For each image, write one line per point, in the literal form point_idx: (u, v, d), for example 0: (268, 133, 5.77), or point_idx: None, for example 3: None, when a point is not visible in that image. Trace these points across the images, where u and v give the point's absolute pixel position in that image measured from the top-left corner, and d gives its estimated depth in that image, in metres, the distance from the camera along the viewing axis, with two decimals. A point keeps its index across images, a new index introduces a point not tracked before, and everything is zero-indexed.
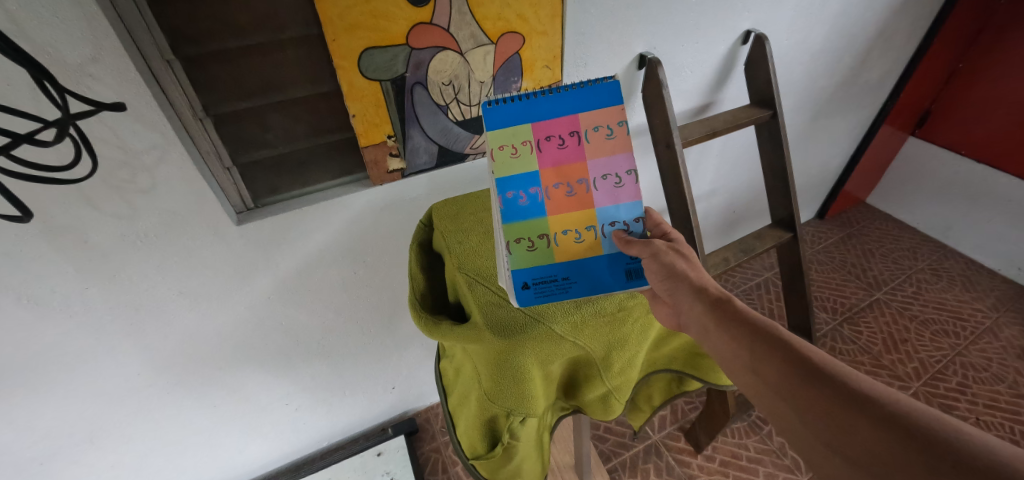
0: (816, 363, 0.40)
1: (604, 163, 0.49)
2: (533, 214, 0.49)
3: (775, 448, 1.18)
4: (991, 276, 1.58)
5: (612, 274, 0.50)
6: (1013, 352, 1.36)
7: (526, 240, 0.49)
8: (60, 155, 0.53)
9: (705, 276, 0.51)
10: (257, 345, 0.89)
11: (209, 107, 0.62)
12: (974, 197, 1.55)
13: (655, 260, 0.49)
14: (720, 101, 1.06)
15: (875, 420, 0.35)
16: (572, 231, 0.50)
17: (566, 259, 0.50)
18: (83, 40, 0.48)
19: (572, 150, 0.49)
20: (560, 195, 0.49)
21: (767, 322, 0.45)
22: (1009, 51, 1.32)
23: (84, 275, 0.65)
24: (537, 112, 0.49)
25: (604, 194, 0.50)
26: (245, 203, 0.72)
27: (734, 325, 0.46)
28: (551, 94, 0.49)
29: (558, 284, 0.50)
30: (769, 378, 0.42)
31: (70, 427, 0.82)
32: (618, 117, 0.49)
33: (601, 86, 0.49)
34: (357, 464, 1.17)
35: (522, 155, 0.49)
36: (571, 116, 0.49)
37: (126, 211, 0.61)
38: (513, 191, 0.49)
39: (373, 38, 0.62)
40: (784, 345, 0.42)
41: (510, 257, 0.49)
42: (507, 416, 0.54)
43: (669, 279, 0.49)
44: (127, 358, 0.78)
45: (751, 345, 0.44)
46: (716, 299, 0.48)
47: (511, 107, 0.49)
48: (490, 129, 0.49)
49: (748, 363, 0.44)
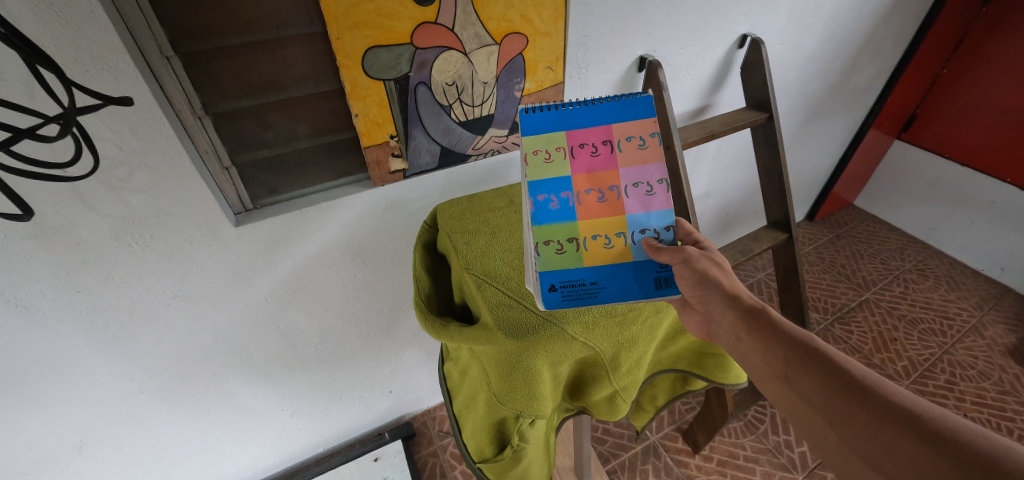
0: (854, 376, 0.41)
1: (636, 171, 0.50)
2: (565, 217, 0.49)
3: (771, 447, 1.19)
4: (974, 276, 1.62)
5: (639, 283, 0.50)
6: (998, 350, 1.40)
7: (555, 242, 0.49)
8: (56, 153, 0.51)
9: (734, 283, 0.51)
10: (254, 349, 0.87)
11: (208, 106, 0.61)
12: (957, 198, 1.60)
13: (688, 268, 0.49)
14: (716, 104, 1.07)
15: (918, 437, 0.36)
16: (602, 237, 0.50)
17: (595, 264, 0.50)
18: (81, 36, 0.47)
19: (605, 158, 0.50)
20: (592, 201, 0.50)
21: (801, 331, 0.46)
22: (991, 56, 1.36)
23: (74, 277, 0.63)
24: (572, 120, 0.50)
25: (636, 201, 0.50)
26: (243, 204, 0.71)
27: (766, 332, 0.46)
28: (586, 105, 0.50)
29: (585, 288, 0.49)
30: (805, 391, 0.42)
31: (60, 435, 0.80)
32: (652, 129, 0.49)
33: (636, 100, 0.50)
34: (354, 469, 1.15)
35: (554, 160, 0.49)
36: (605, 126, 0.50)
37: (121, 212, 0.60)
38: (545, 195, 0.49)
39: (378, 37, 0.61)
40: (821, 357, 0.43)
41: (538, 258, 0.49)
42: (517, 418, 0.54)
43: (703, 285, 0.50)
44: (118, 365, 0.75)
45: (783, 352, 0.45)
46: (748, 306, 0.49)
47: (546, 115, 0.49)
48: (525, 134, 0.49)
49: (782, 373, 0.44)
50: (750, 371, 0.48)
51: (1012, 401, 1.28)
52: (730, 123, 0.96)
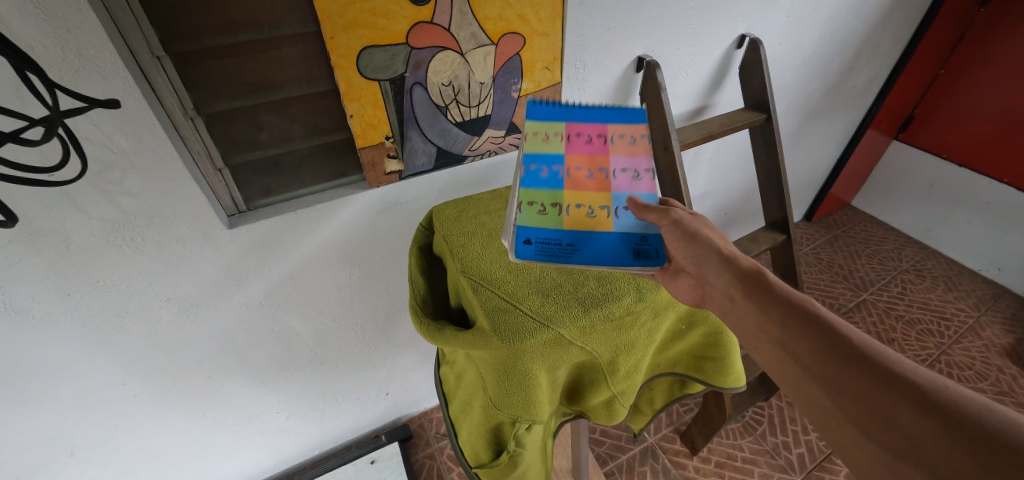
0: (853, 344, 0.41)
1: (625, 160, 0.54)
2: (552, 186, 0.52)
3: (769, 449, 1.19)
4: (972, 276, 1.62)
5: (618, 249, 0.49)
6: (995, 351, 1.40)
7: (538, 204, 0.51)
8: (45, 157, 0.51)
9: (729, 247, 0.52)
10: (249, 352, 0.86)
11: (200, 107, 0.60)
12: (955, 198, 1.60)
13: (675, 227, 0.51)
14: (714, 105, 1.07)
15: (917, 407, 0.36)
16: (585, 207, 0.52)
17: (573, 227, 0.50)
18: (69, 36, 0.46)
19: (598, 146, 0.55)
20: (581, 177, 0.53)
21: (799, 295, 0.46)
22: (989, 57, 1.36)
23: (65, 281, 0.62)
24: (573, 116, 0.56)
25: (622, 182, 0.53)
26: (237, 206, 0.70)
27: (762, 296, 0.47)
28: (587, 107, 0.57)
29: (562, 248, 0.49)
30: (801, 357, 0.42)
31: (52, 440, 0.79)
32: (642, 131, 0.56)
33: (631, 110, 0.58)
34: (351, 472, 1.14)
35: (551, 141, 0.54)
36: (601, 124, 0.56)
37: (113, 214, 0.59)
38: (537, 165, 0.53)
39: (373, 37, 0.60)
40: (821, 324, 0.43)
41: (519, 213, 0.50)
42: (513, 423, 0.53)
43: (697, 246, 0.51)
44: (111, 368, 0.74)
45: (780, 317, 0.45)
46: (744, 269, 0.49)
47: (552, 108, 0.56)
48: (530, 119, 0.55)
49: (777, 338, 0.44)
50: (743, 335, 0.48)
51: (1010, 401, 1.28)
52: (728, 124, 0.96)
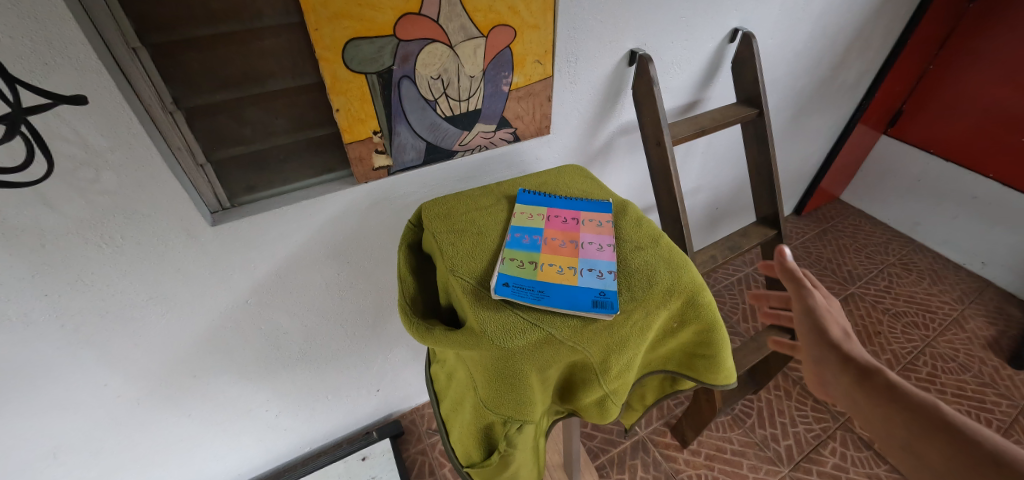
0: (1000, 456, 0.37)
1: (594, 236, 0.62)
2: (530, 248, 0.59)
3: (758, 441, 1.20)
4: (957, 270, 1.65)
5: (576, 299, 0.53)
6: (978, 343, 1.42)
7: (517, 260, 0.57)
8: (13, 154, 0.49)
9: (854, 346, 0.50)
10: (236, 350, 0.85)
11: (180, 100, 0.57)
12: (941, 193, 1.62)
13: (809, 317, 0.53)
14: (706, 99, 1.06)
15: None
16: (556, 266, 0.58)
17: (545, 280, 0.55)
18: (38, 28, 0.44)
19: (571, 225, 0.64)
20: (555, 245, 0.61)
21: (929, 397, 0.43)
22: (977, 52, 1.36)
23: (42, 281, 0.60)
24: (554, 203, 0.67)
25: (589, 251, 0.60)
26: (220, 203, 0.67)
27: (885, 397, 0.44)
28: (566, 199, 0.69)
29: (532, 293, 0.53)
30: (938, 469, 0.40)
31: (33, 444, 0.77)
32: (608, 218, 0.65)
33: (600, 203, 0.68)
34: (341, 469, 1.13)
35: (533, 218, 0.64)
36: (575, 210, 0.67)
37: (89, 213, 0.57)
38: (520, 233, 0.61)
39: (359, 29, 0.58)
40: (953, 430, 0.40)
41: (500, 265, 0.56)
42: (504, 423, 0.52)
43: (820, 343, 0.51)
44: (92, 369, 0.73)
45: (905, 422, 0.42)
46: (863, 368, 0.47)
47: (539, 197, 0.68)
48: (520, 202, 0.67)
49: (905, 443, 0.42)
50: (874, 436, 0.46)
51: (992, 392, 1.30)
52: (720, 119, 0.95)
